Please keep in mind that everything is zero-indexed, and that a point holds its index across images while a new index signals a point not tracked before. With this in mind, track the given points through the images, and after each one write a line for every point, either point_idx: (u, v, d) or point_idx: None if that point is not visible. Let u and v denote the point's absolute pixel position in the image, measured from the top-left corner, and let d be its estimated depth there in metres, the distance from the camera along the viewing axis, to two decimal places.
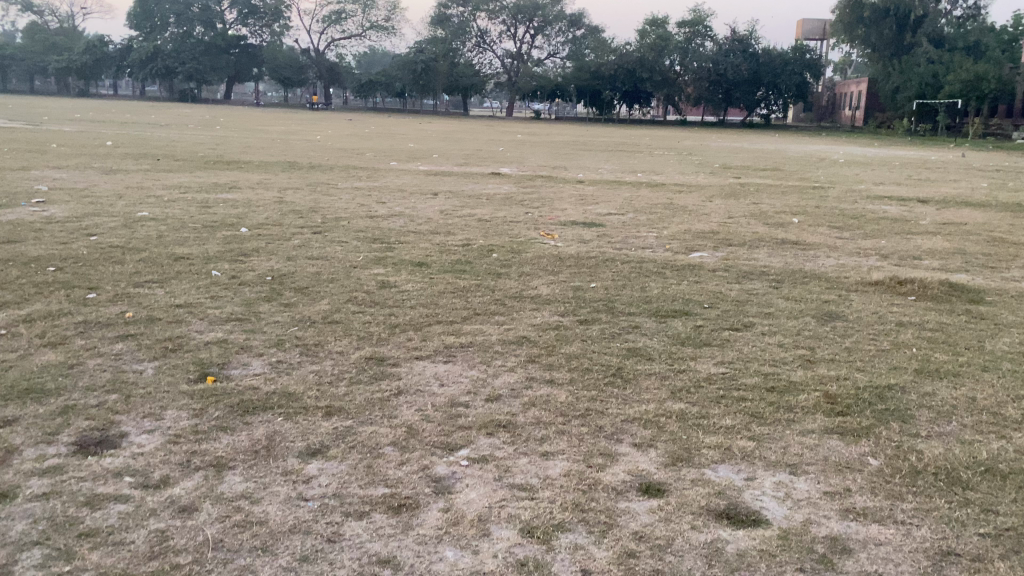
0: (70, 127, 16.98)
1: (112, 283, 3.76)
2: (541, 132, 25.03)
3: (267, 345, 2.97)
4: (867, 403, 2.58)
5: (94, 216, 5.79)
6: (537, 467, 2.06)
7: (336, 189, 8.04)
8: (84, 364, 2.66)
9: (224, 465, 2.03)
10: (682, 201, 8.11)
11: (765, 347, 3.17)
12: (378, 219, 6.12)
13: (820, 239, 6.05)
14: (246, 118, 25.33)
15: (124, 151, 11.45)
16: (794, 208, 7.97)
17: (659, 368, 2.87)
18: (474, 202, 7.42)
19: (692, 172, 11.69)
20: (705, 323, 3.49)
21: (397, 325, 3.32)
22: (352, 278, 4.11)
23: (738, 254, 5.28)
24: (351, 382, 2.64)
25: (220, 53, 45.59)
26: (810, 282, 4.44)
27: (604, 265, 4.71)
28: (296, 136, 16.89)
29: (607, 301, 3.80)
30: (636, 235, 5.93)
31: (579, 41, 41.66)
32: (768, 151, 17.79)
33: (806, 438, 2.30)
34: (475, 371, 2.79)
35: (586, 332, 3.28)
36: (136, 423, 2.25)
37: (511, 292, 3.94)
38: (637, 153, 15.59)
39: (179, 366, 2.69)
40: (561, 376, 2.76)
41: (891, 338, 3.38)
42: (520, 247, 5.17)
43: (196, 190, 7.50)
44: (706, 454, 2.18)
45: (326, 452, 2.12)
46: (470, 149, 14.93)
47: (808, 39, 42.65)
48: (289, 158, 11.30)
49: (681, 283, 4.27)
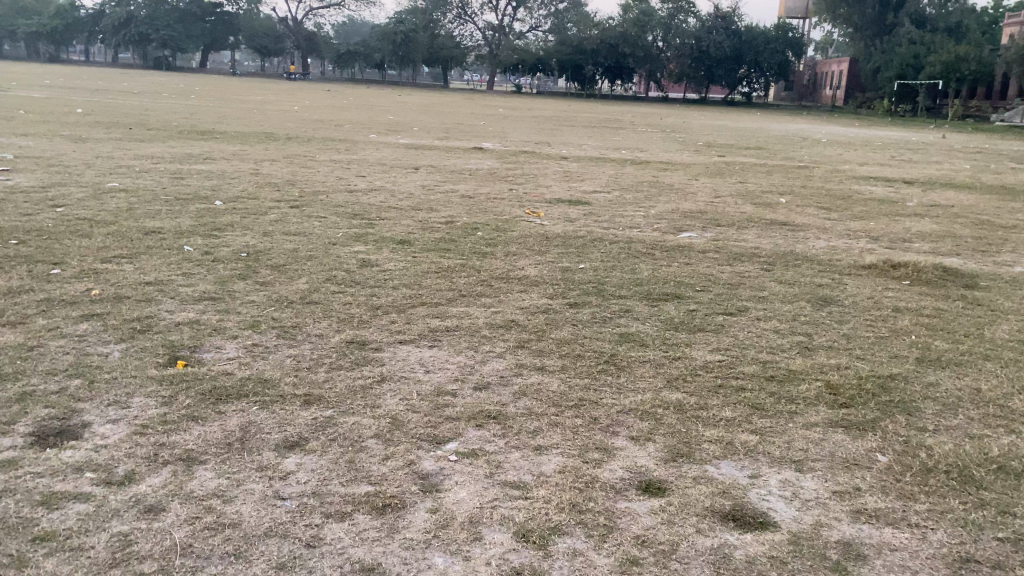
0: (40, 92, 16.52)
1: (78, 258, 3.57)
2: (522, 106, 24.78)
3: (242, 327, 2.82)
4: (871, 394, 2.48)
5: (61, 186, 5.57)
6: (530, 463, 1.94)
7: (315, 161, 7.84)
8: (46, 346, 2.49)
9: (195, 460, 1.88)
10: (668, 179, 7.98)
11: (762, 333, 3.06)
12: (357, 194, 5.94)
13: (809, 220, 5.97)
14: (222, 87, 24.88)
15: (93, 119, 11.11)
16: (781, 188, 7.87)
17: (654, 355, 2.75)
18: (457, 177, 7.25)
19: (676, 150, 11.55)
20: (698, 307, 3.37)
21: (379, 307, 3.17)
22: (331, 256, 3.95)
23: (728, 235, 5.17)
24: (331, 368, 2.50)
25: (196, 21, 44.64)
26: (803, 265, 4.34)
27: (591, 244, 4.59)
28: (273, 106, 16.59)
29: (596, 283, 3.68)
30: (623, 213, 5.81)
31: (561, 15, 41.25)
32: (751, 130, 17.68)
33: (811, 432, 2.20)
34: (462, 357, 2.66)
35: (576, 316, 3.16)
36: (100, 411, 2.09)
37: (498, 272, 3.80)
38: (620, 129, 15.43)
39: (147, 349, 2.53)
40: (552, 363, 2.63)
41: (889, 324, 3.28)
42: (506, 225, 5.03)
43: (169, 160, 7.26)
44: (707, 449, 2.07)
45: (305, 445, 1.99)
46: (451, 122, 14.67)
47: (791, 17, 42.51)
48: (266, 129, 11.04)
49: (671, 265, 4.15)
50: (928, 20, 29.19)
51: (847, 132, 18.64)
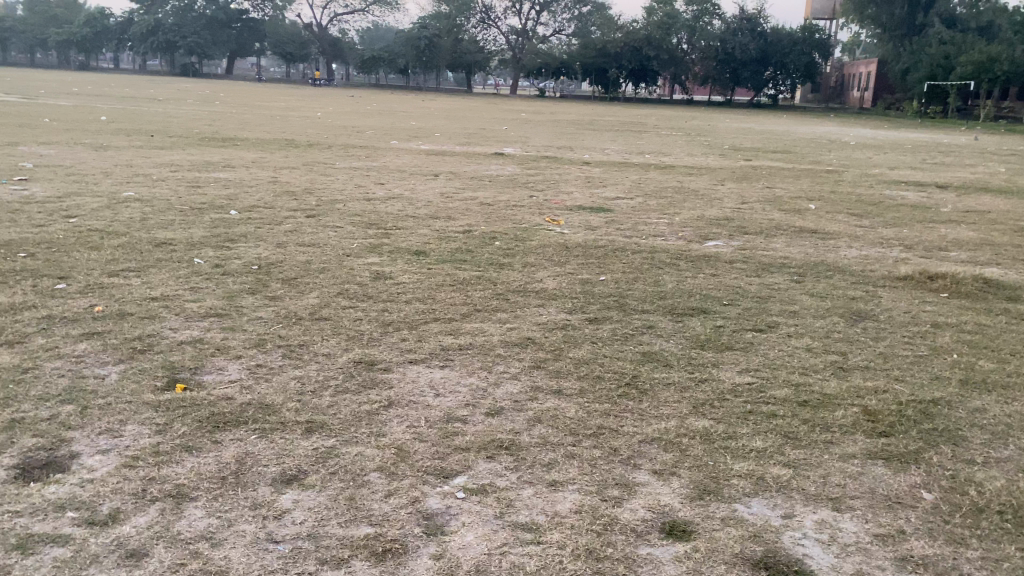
0: (67, 100, 16.70)
1: (84, 273, 3.48)
2: (546, 110, 24.68)
3: (247, 346, 2.70)
4: (912, 421, 2.31)
5: (76, 196, 5.52)
6: (544, 501, 1.80)
7: (334, 168, 7.78)
8: (42, 368, 2.39)
9: (185, 496, 1.77)
10: (693, 185, 7.81)
11: (793, 352, 2.90)
12: (375, 202, 5.83)
13: (839, 228, 5.78)
14: (247, 94, 25.06)
15: (116, 126, 11.16)
16: (810, 193, 7.66)
17: (679, 377, 2.59)
18: (476, 184, 7.14)
19: (701, 154, 11.35)
20: (725, 323, 3.21)
21: (391, 323, 3.05)
22: (344, 268, 3.83)
23: (756, 243, 5.00)
24: (337, 392, 2.37)
25: (223, 27, 45.12)
26: (835, 277, 4.16)
27: (613, 254, 4.43)
28: (297, 111, 16.64)
29: (618, 297, 3.53)
30: (647, 221, 5.66)
31: (585, 19, 41.10)
32: (777, 133, 17.41)
33: (849, 465, 2.04)
34: (475, 379, 2.52)
35: (596, 333, 3.01)
36: (91, 441, 1.98)
37: (515, 285, 3.66)
38: (643, 133, 15.24)
39: (146, 371, 2.42)
40: (570, 386, 2.48)
41: (928, 341, 3.10)
42: (525, 234, 4.90)
43: (188, 169, 7.22)
44: (736, 485, 1.92)
45: (303, 479, 1.86)
46: (473, 127, 14.58)
47: (818, 18, 42.02)
48: (287, 136, 11.00)
49: (697, 276, 3.99)
50: (959, 19, 28.64)
51: (875, 134, 18.34)
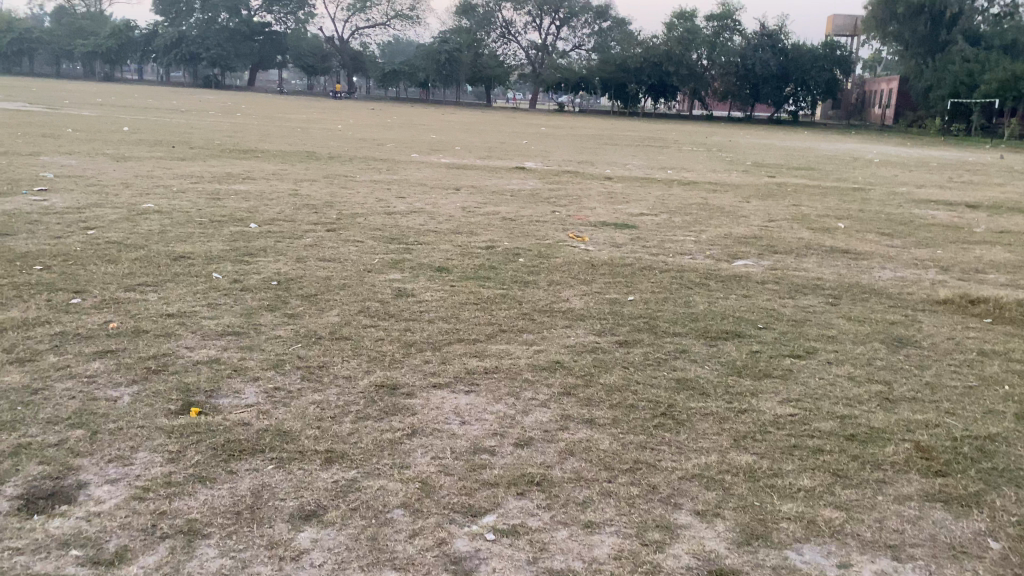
0: (90, 110, 16.80)
1: (100, 287, 3.39)
2: (566, 124, 24.60)
3: (265, 366, 2.60)
4: (968, 458, 2.17)
5: (96, 207, 5.47)
6: (580, 546, 1.67)
7: (355, 181, 7.70)
8: (52, 389, 2.29)
9: (197, 533, 1.66)
10: (718, 201, 7.68)
11: (834, 381, 2.76)
12: (396, 217, 5.74)
13: (871, 248, 5.62)
14: (269, 106, 25.16)
15: (138, 137, 11.17)
16: (838, 211, 7.50)
17: (717, 407, 2.46)
18: (498, 198, 7.03)
19: (724, 170, 11.20)
20: (762, 349, 3.07)
21: (413, 343, 2.93)
22: (365, 284, 3.74)
23: (787, 263, 4.86)
24: (358, 418, 2.25)
25: (245, 40, 45.47)
26: (872, 299, 4.01)
27: (641, 273, 4.30)
28: (317, 124, 16.62)
29: (647, 318, 3.39)
30: (673, 238, 5.53)
31: (606, 34, 41.10)
32: (801, 149, 17.21)
33: (906, 508, 1.90)
34: (502, 406, 2.40)
35: (627, 357, 2.88)
36: (99, 469, 1.88)
37: (540, 305, 3.54)
38: (664, 148, 15.10)
39: (159, 394, 2.32)
40: (602, 415, 2.35)
41: (976, 370, 2.94)
42: (550, 251, 4.78)
43: (208, 180, 7.16)
44: (785, 529, 1.79)
45: (322, 516, 1.74)
46: (494, 141, 14.50)
47: (840, 34, 41.79)
48: (308, 148, 10.97)
49: (729, 298, 3.85)
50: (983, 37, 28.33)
51: (901, 152, 18.12)
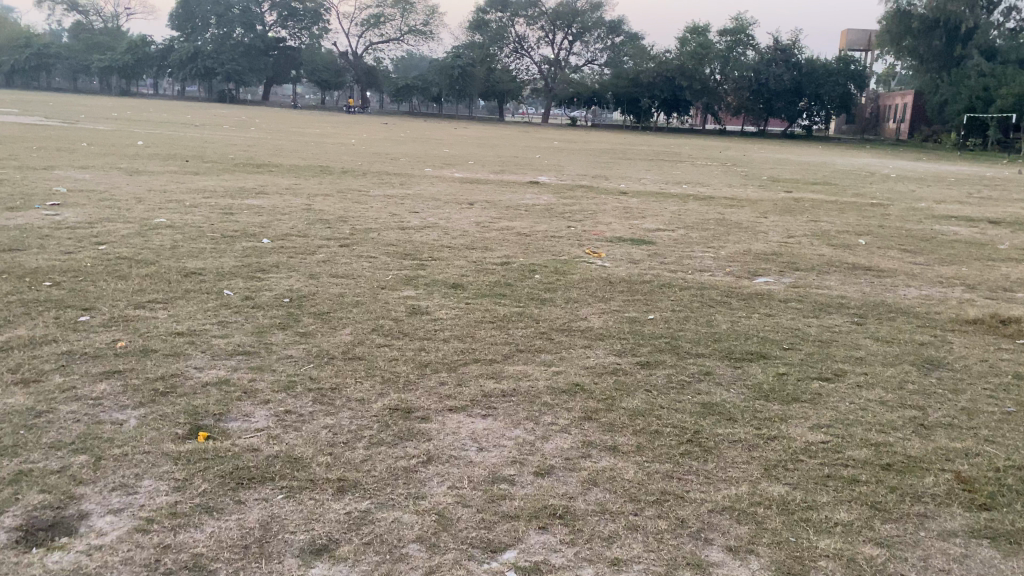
0: (104, 125, 16.85)
1: (109, 304, 3.33)
2: (579, 138, 24.51)
3: (275, 389, 2.51)
4: (1013, 491, 2.06)
5: (108, 222, 5.42)
6: None
7: (368, 196, 7.64)
8: (56, 412, 2.21)
9: (202, 569, 1.57)
10: (736, 217, 7.57)
11: (866, 406, 2.65)
12: (410, 232, 5.67)
13: (894, 265, 5.51)
14: (283, 120, 25.23)
15: (152, 151, 11.17)
16: (858, 227, 7.37)
17: (744, 434, 2.36)
18: (512, 214, 6.95)
19: (739, 185, 11.08)
20: (789, 371, 2.97)
21: (428, 364, 2.85)
22: (379, 301, 3.66)
23: (809, 281, 4.75)
24: (372, 444, 2.17)
25: (259, 55, 45.77)
26: (898, 319, 3.90)
27: (660, 291, 4.21)
28: (331, 138, 16.61)
29: (669, 338, 3.30)
30: (691, 255, 5.43)
31: (618, 49, 41.15)
32: (817, 164, 17.07)
33: (951, 546, 1.80)
34: (520, 432, 2.31)
35: (649, 379, 2.78)
36: (102, 498, 1.80)
37: (558, 323, 3.45)
38: (679, 163, 14.99)
39: (167, 417, 2.24)
40: (626, 442, 2.25)
41: (1013, 395, 2.83)
42: (566, 267, 4.69)
43: (222, 195, 7.12)
44: (822, 567, 1.69)
45: (334, 550, 1.66)
46: (508, 156, 14.44)
47: (854, 49, 41.68)
48: (321, 162, 10.93)
49: (751, 317, 3.75)
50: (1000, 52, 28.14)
51: (917, 167, 17.96)
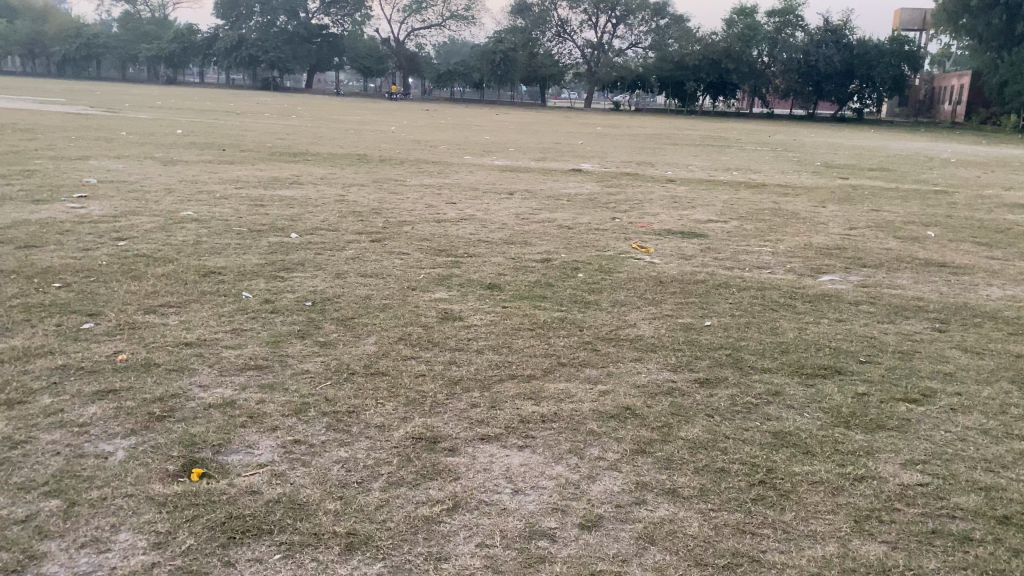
0: (147, 113, 16.87)
1: (117, 309, 3.08)
2: (624, 124, 23.94)
3: (286, 413, 2.22)
4: None
5: (133, 215, 5.20)
6: None
7: (405, 186, 7.36)
8: (36, 443, 1.95)
9: None
10: (791, 206, 7.13)
11: (965, 437, 2.27)
12: (446, 225, 5.37)
13: (971, 260, 5.04)
14: (325, 107, 25.11)
15: (189, 140, 11.00)
16: (923, 217, 6.88)
17: (826, 473, 2.01)
18: (553, 204, 6.61)
19: (793, 171, 10.56)
20: (868, 391, 2.59)
21: (459, 381, 2.53)
22: (408, 305, 3.36)
23: (879, 279, 4.33)
24: (389, 484, 1.86)
25: (302, 42, 45.79)
26: (986, 325, 3.48)
27: (715, 291, 3.84)
28: (371, 126, 16.37)
29: (727, 350, 2.94)
30: (747, 249, 5.03)
31: (664, 31, 40.25)
32: (872, 149, 16.35)
33: None
34: (562, 468, 1.99)
35: (709, 401, 2.43)
36: (66, 559, 1.52)
37: (605, 332, 3.11)
38: (729, 148, 14.44)
39: (159, 448, 1.96)
40: (687, 483, 1.92)
41: None
42: (611, 265, 4.34)
43: (254, 185, 6.90)
44: None
45: None
46: (550, 142, 14.04)
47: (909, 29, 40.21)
48: (359, 150, 10.69)
49: (819, 323, 3.37)
50: None
51: (981, 150, 17.08)
